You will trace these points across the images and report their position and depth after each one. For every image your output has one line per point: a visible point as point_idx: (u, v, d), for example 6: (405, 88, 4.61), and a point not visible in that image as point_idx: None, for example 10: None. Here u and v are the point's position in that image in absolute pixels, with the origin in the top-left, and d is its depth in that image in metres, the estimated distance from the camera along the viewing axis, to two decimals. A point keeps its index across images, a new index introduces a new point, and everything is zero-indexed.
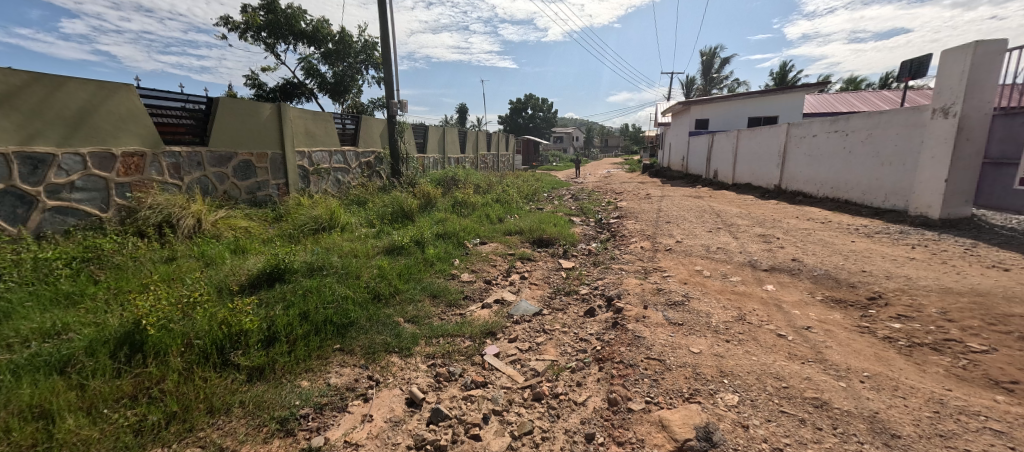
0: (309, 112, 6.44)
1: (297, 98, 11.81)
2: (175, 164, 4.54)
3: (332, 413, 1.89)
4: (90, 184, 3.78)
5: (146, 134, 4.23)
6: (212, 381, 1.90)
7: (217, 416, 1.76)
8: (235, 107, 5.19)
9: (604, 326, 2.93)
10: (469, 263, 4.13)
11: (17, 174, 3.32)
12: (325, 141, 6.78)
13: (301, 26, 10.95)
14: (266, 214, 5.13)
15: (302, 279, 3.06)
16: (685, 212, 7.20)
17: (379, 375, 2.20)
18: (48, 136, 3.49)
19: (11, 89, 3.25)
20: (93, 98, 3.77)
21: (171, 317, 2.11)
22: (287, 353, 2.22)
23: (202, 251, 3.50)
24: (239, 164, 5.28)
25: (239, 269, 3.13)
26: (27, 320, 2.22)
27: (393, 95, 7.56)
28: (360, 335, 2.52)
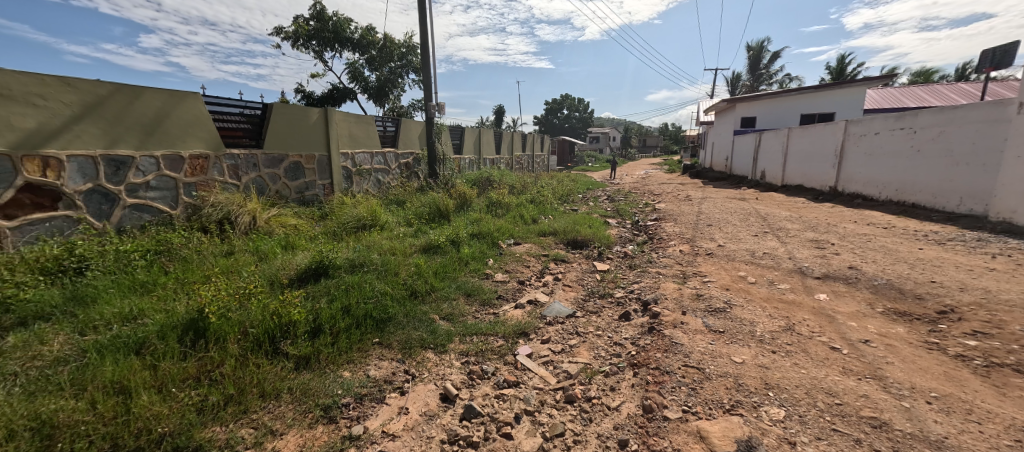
0: (353, 115, 6.75)
1: (343, 102, 12.38)
2: (234, 165, 4.90)
3: (371, 404, 1.98)
4: (162, 184, 4.17)
5: (209, 138, 4.61)
6: (265, 367, 2.04)
7: (268, 401, 1.89)
8: (287, 112, 5.53)
9: (639, 331, 2.87)
10: (502, 264, 4.17)
11: (103, 174, 3.72)
12: (367, 143, 7.08)
13: (347, 33, 11.48)
14: (313, 213, 5.43)
15: (344, 275, 3.21)
16: (729, 215, 6.88)
17: (415, 369, 2.27)
18: (128, 141, 3.88)
19: (98, 99, 3.64)
20: (165, 105, 4.16)
21: (229, 306, 2.29)
22: (331, 344, 2.34)
23: (256, 247, 3.76)
24: (289, 165, 5.62)
25: (289, 264, 3.34)
26: (110, 305, 2.48)
27: (431, 98, 7.76)
28: (397, 330, 2.62)
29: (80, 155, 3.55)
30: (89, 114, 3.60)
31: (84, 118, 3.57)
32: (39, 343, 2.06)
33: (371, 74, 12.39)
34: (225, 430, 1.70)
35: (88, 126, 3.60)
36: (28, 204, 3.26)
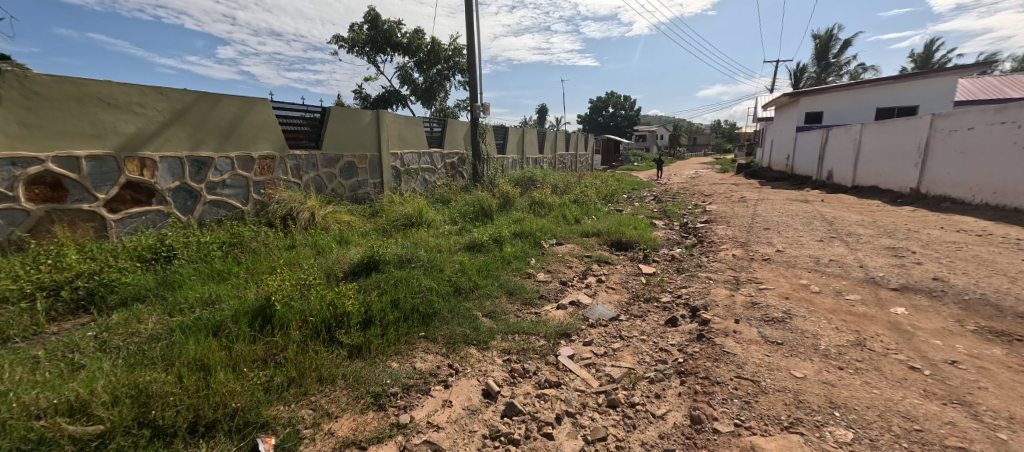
0: (403, 117, 7.02)
1: (393, 105, 12.93)
2: (296, 165, 5.28)
3: (417, 395, 2.06)
4: (235, 182, 4.58)
5: (276, 140, 5.00)
6: (323, 353, 2.19)
7: (325, 385, 2.02)
8: (343, 115, 5.86)
9: (687, 337, 2.75)
10: (545, 263, 4.16)
11: (188, 173, 4.15)
12: (415, 143, 7.34)
13: (397, 38, 11.96)
14: (365, 210, 5.72)
15: (393, 270, 3.36)
16: (789, 218, 6.40)
17: (458, 364, 2.33)
18: (208, 143, 4.31)
19: (185, 106, 4.07)
20: (239, 111, 4.56)
21: (292, 296, 2.49)
22: (381, 335, 2.46)
23: (315, 241, 4.03)
24: (344, 165, 5.95)
25: (343, 258, 3.55)
26: (192, 290, 2.77)
27: (476, 98, 7.90)
28: (442, 325, 2.70)
29: (170, 156, 4.00)
30: (177, 119, 4.03)
31: (173, 123, 4.01)
32: (137, 321, 2.34)
33: (419, 77, 12.82)
34: (288, 409, 1.84)
35: (177, 130, 4.04)
36: (129, 199, 3.73)
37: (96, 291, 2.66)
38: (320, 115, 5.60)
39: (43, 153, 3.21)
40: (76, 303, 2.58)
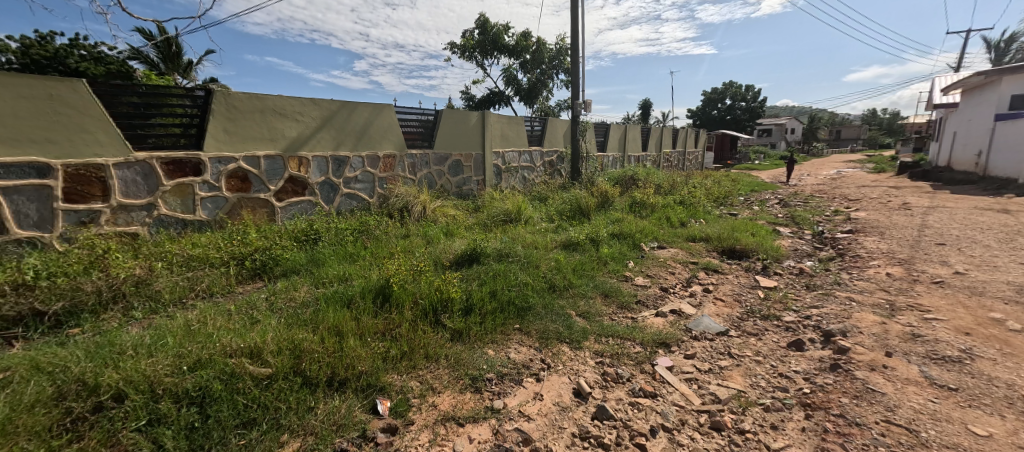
0: (506, 117, 7.29)
1: (498, 105, 13.50)
2: (412, 163, 5.88)
3: (510, 383, 2.16)
4: (365, 178, 5.31)
5: (398, 140, 5.63)
6: (430, 333, 2.42)
7: (430, 362, 2.24)
8: (454, 117, 6.33)
9: (815, 365, 2.38)
10: (644, 267, 3.97)
11: (330, 170, 4.93)
12: (516, 142, 7.59)
13: (504, 41, 12.45)
14: (469, 205, 6.11)
15: (492, 263, 3.55)
16: (974, 233, 5.05)
17: (551, 360, 2.37)
18: (346, 144, 5.05)
19: (331, 113, 4.85)
20: (370, 116, 5.25)
21: (406, 279, 2.81)
22: (479, 322, 2.63)
23: (426, 232, 4.45)
24: (452, 163, 6.43)
25: (449, 249, 3.86)
26: (331, 268, 3.29)
27: (578, 96, 7.83)
28: (536, 320, 2.77)
29: (318, 155, 4.80)
30: (324, 124, 4.81)
31: (322, 128, 4.79)
32: (293, 290, 2.88)
33: (523, 77, 13.17)
34: (400, 379, 2.08)
35: (324, 134, 4.82)
36: (289, 191, 4.60)
37: (266, 263, 3.34)
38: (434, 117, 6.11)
39: (237, 153, 4.15)
40: (254, 271, 3.27)
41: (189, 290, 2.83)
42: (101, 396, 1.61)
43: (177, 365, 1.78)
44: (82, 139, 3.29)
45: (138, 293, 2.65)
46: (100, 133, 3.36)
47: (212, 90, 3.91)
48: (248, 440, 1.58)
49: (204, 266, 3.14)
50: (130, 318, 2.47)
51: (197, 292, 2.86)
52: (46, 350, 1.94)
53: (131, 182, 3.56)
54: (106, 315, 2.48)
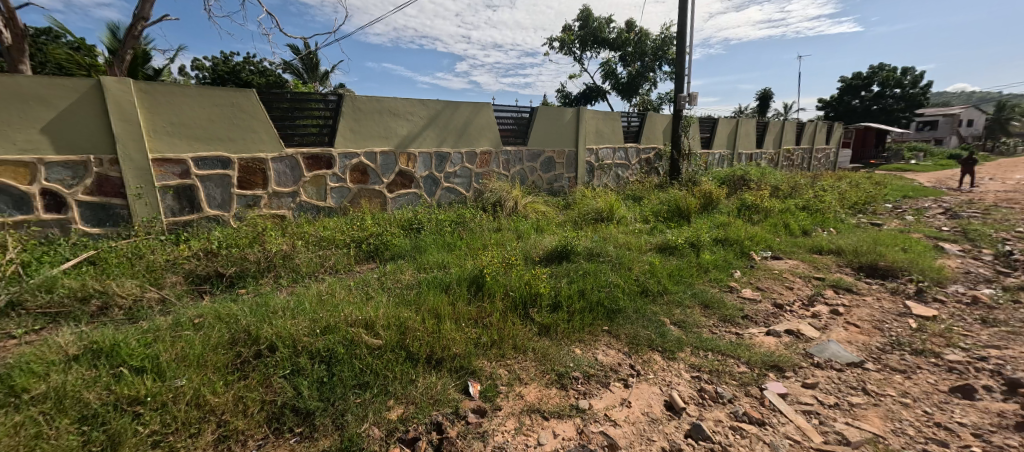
0: (603, 112, 7.08)
1: (594, 101, 13.22)
2: (507, 160, 6.07)
3: (597, 385, 2.11)
4: (463, 173, 5.64)
5: (494, 137, 5.86)
6: (519, 325, 2.49)
7: (518, 353, 2.29)
8: (549, 114, 6.36)
9: (989, 419, 1.90)
10: (753, 279, 3.56)
11: (433, 165, 5.33)
12: (611, 138, 7.34)
13: (605, 34, 12.09)
14: (559, 202, 6.12)
15: (582, 261, 3.52)
16: None
17: (641, 368, 2.27)
18: (448, 141, 5.41)
19: (436, 113, 5.24)
20: (471, 114, 5.55)
21: (498, 271, 2.92)
22: (567, 320, 2.62)
23: (517, 227, 4.57)
24: (544, 160, 6.48)
25: (539, 244, 3.91)
26: (431, 255, 3.57)
27: (682, 88, 7.28)
28: (626, 324, 2.67)
29: (424, 151, 5.23)
30: (430, 123, 5.21)
31: (428, 126, 5.21)
32: (400, 273, 3.20)
33: (623, 70, 12.65)
34: (490, 365, 2.17)
35: (429, 131, 5.23)
36: (399, 183, 5.10)
37: (378, 247, 3.76)
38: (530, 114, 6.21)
39: (359, 149, 4.72)
40: (368, 254, 3.71)
41: (319, 265, 3.32)
42: (259, 346, 1.98)
43: (312, 328, 2.12)
44: (250, 138, 4.06)
45: (283, 264, 3.19)
46: (262, 133, 4.12)
47: (342, 95, 4.50)
48: (363, 400, 1.79)
49: (331, 246, 3.65)
50: (277, 284, 2.99)
51: (325, 268, 3.34)
52: (224, 304, 2.46)
53: (281, 173, 4.29)
54: (262, 281, 3.03)
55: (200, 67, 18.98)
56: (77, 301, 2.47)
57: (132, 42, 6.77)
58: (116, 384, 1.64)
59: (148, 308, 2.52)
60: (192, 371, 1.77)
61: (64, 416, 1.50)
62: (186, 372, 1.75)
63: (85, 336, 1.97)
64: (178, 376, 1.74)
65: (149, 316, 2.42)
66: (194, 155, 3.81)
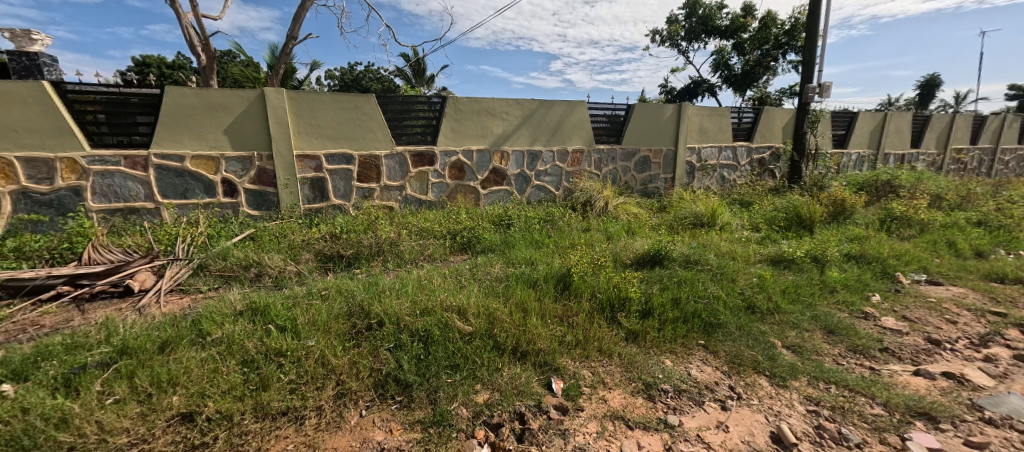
0: (710, 108, 6.47)
1: (699, 96, 12.21)
2: (599, 158, 5.92)
3: (689, 403, 1.95)
4: (554, 171, 5.67)
5: (587, 136, 5.76)
6: (605, 328, 2.42)
7: (603, 357, 2.23)
8: (647, 111, 6.03)
9: None
10: (897, 306, 2.96)
11: (525, 163, 5.45)
12: (718, 137, 6.69)
13: (717, 22, 11.04)
14: (653, 204, 5.80)
15: (678, 268, 3.29)
16: None
17: (742, 391, 2.04)
18: (541, 140, 5.47)
19: (530, 112, 5.33)
20: (564, 113, 5.53)
21: (587, 271, 2.88)
22: (658, 329, 2.48)
23: (607, 229, 4.45)
24: (640, 159, 6.19)
25: (630, 247, 3.75)
26: (519, 251, 3.66)
27: (811, 78, 6.34)
28: (726, 341, 2.43)
29: (517, 150, 5.37)
30: (525, 122, 5.33)
31: (522, 125, 5.33)
32: (490, 265, 3.35)
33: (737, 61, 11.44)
34: (574, 364, 2.15)
35: (523, 130, 5.35)
36: (492, 180, 5.33)
37: (471, 240, 3.97)
38: (626, 111, 5.96)
39: (458, 147, 5.03)
40: (461, 246, 3.94)
41: (419, 253, 3.63)
42: (370, 321, 2.24)
43: (413, 309, 2.34)
44: (368, 137, 4.59)
45: (389, 250, 3.55)
46: (378, 133, 4.63)
47: (445, 97, 4.84)
48: (454, 380, 1.91)
49: (429, 236, 3.97)
50: (385, 268, 3.35)
51: (424, 256, 3.64)
52: (344, 281, 2.84)
53: (391, 168, 4.77)
54: (372, 263, 3.43)
55: (332, 76, 21.99)
56: (241, 268, 3.08)
57: (285, 58, 8.14)
58: (266, 337, 2.02)
59: (288, 278, 3.03)
60: (319, 334, 2.09)
61: (232, 357, 1.89)
62: (315, 335, 2.07)
63: (246, 298, 2.45)
64: (309, 338, 2.06)
65: (289, 285, 2.91)
66: (325, 152, 4.44)
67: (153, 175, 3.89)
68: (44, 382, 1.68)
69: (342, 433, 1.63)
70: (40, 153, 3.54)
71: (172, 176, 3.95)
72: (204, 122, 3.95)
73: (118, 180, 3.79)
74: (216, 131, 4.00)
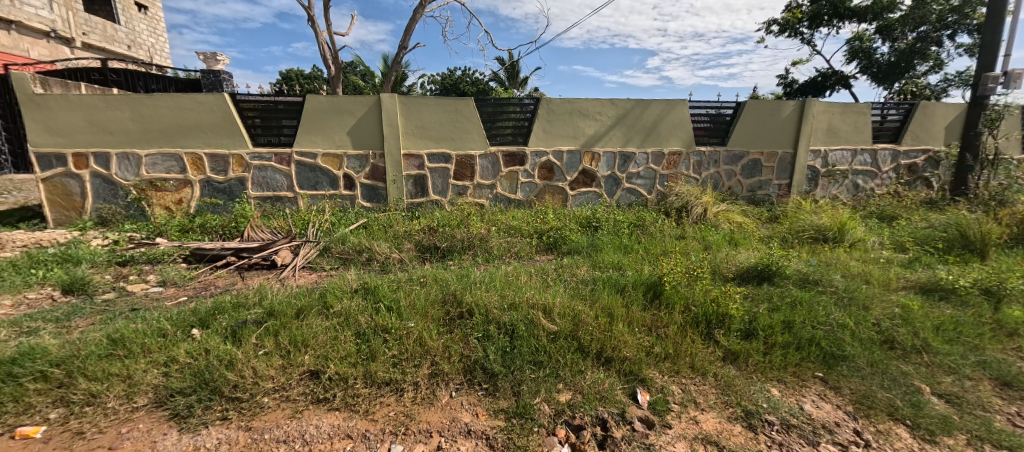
0: (843, 104, 5.53)
1: (828, 90, 10.58)
2: (699, 161, 5.47)
3: (800, 440, 1.70)
4: (647, 174, 5.40)
5: (687, 137, 5.36)
6: (699, 344, 2.24)
7: (696, 374, 2.06)
8: (761, 109, 5.39)
9: None
10: None
11: (616, 165, 5.29)
12: (852, 138, 5.70)
13: (854, 5, 9.46)
14: (762, 214, 5.19)
15: (791, 287, 2.91)
16: None
17: (871, 437, 1.71)
18: (634, 141, 5.25)
19: (625, 111, 5.14)
20: (662, 112, 5.22)
21: (681, 281, 2.70)
22: (763, 353, 2.21)
23: (704, 237, 4.10)
24: (748, 163, 5.59)
25: (732, 259, 3.42)
26: (606, 255, 3.57)
27: (994, 64, 5.07)
28: (852, 376, 2.07)
29: (609, 151, 5.23)
30: (618, 122, 5.16)
31: (615, 126, 5.17)
32: (576, 267, 3.32)
33: (880, 49, 9.67)
34: (662, 377, 2.03)
35: (616, 131, 5.19)
36: (581, 181, 5.27)
37: (557, 241, 3.98)
38: (735, 110, 5.41)
39: (549, 148, 5.08)
40: (547, 246, 3.97)
41: (507, 250, 3.75)
42: (462, 309, 2.39)
43: (501, 303, 2.43)
44: (465, 138, 4.87)
45: (479, 245, 3.73)
46: (475, 133, 4.88)
47: (538, 98, 4.92)
48: (537, 376, 1.95)
49: (517, 235, 4.08)
50: (474, 261, 3.54)
51: (511, 253, 3.74)
52: (439, 271, 3.06)
53: (485, 167, 5.00)
54: (464, 257, 3.64)
55: (435, 81, 23.76)
56: (355, 252, 3.51)
57: (397, 67, 9.04)
58: (375, 315, 2.28)
59: (392, 264, 3.37)
60: (417, 317, 2.29)
61: (349, 328, 2.17)
62: (414, 318, 2.27)
63: (359, 279, 2.79)
64: (409, 320, 2.27)
65: (392, 270, 3.24)
66: (427, 151, 4.83)
67: (294, 169, 4.62)
68: (218, 331, 2.13)
69: (433, 410, 1.77)
70: (219, 150, 4.45)
71: (307, 171, 4.65)
72: (333, 124, 4.57)
73: (269, 172, 4.58)
74: (341, 132, 4.61)
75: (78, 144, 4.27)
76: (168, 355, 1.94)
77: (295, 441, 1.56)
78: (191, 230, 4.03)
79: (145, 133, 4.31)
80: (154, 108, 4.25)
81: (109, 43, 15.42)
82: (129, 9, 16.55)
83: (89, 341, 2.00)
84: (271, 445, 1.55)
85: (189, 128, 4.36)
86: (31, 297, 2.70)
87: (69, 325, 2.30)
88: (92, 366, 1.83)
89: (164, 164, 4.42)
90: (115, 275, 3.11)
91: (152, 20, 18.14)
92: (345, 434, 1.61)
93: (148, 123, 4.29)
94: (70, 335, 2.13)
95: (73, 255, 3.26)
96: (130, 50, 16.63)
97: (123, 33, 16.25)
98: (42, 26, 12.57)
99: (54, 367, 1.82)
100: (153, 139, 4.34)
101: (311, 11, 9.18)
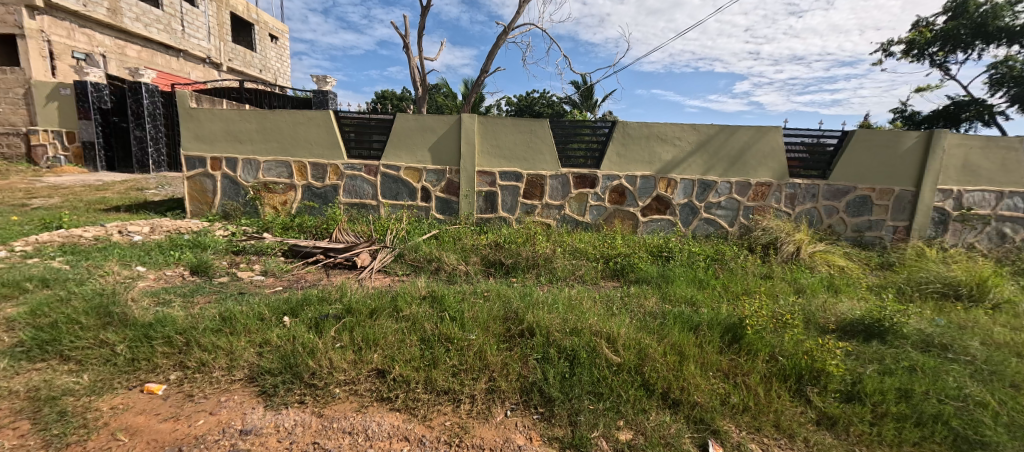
0: (985, 136, 4.66)
1: (963, 123, 9.09)
2: (793, 194, 4.93)
3: None
4: (729, 204, 4.99)
5: (780, 168, 4.87)
6: (787, 402, 1.96)
7: (781, 435, 1.80)
8: (873, 140, 4.76)
9: None
10: None
11: (694, 193, 4.98)
12: (996, 177, 4.77)
13: (998, 26, 8.13)
14: (871, 259, 4.51)
15: (910, 350, 2.46)
16: None
17: None
18: (717, 169, 4.92)
19: (707, 138, 4.85)
20: (751, 139, 4.83)
21: (765, 327, 2.42)
22: (871, 422, 1.88)
23: (796, 279, 3.66)
24: (854, 199, 4.93)
25: (833, 308, 2.99)
26: (679, 288, 3.33)
27: None
28: None
29: (687, 178, 4.96)
30: (699, 149, 4.89)
31: (695, 152, 4.90)
32: (645, 297, 3.15)
33: None
34: (739, 432, 1.80)
35: (696, 158, 4.91)
36: (654, 208, 5.04)
37: (625, 268, 3.83)
38: (839, 140, 4.84)
39: (621, 172, 4.96)
40: (614, 272, 3.83)
41: (571, 273, 3.69)
42: (523, 328, 2.39)
43: (563, 326, 2.39)
44: (538, 159, 4.94)
45: (544, 265, 3.72)
46: (547, 155, 4.93)
47: (614, 122, 4.85)
48: (596, 408, 1.86)
49: (583, 258, 3.99)
50: (538, 281, 3.52)
51: (576, 276, 3.67)
52: (503, 287, 3.09)
53: (554, 188, 5.01)
54: (527, 275, 3.65)
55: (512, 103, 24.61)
56: (426, 261, 3.70)
57: (477, 89, 9.49)
58: (440, 324, 2.37)
59: (458, 276, 3.49)
60: (479, 330, 2.33)
61: (415, 333, 2.27)
62: (476, 332, 2.31)
63: (427, 287, 2.93)
64: (471, 332, 2.32)
65: (459, 282, 3.34)
66: (500, 169, 4.98)
67: (379, 179, 5.03)
68: (305, 321, 2.36)
69: (487, 427, 1.76)
70: (320, 161, 5.00)
71: (390, 182, 5.03)
72: (416, 141, 4.93)
73: (358, 181, 5.03)
74: (423, 149, 4.94)
75: (216, 150, 5.08)
76: (263, 337, 2.17)
77: (358, 435, 1.64)
78: (291, 228, 4.57)
79: (266, 143, 5.00)
80: (275, 122, 4.94)
81: (247, 68, 18.39)
82: (263, 39, 19.69)
83: (206, 317, 2.32)
84: (337, 434, 1.64)
85: (299, 140, 4.97)
86: (168, 273, 3.23)
87: (192, 300, 2.70)
88: (205, 338, 2.12)
89: (276, 169, 5.06)
90: (230, 262, 3.60)
91: (281, 48, 21.31)
92: (403, 436, 1.66)
93: (269, 134, 4.98)
94: (192, 309, 2.50)
95: (202, 241, 3.84)
96: (262, 73, 19.65)
97: (258, 60, 19.25)
98: (201, 54, 15.36)
99: (178, 335, 2.14)
100: (271, 148, 5.01)
101: (407, 39, 10.10)
